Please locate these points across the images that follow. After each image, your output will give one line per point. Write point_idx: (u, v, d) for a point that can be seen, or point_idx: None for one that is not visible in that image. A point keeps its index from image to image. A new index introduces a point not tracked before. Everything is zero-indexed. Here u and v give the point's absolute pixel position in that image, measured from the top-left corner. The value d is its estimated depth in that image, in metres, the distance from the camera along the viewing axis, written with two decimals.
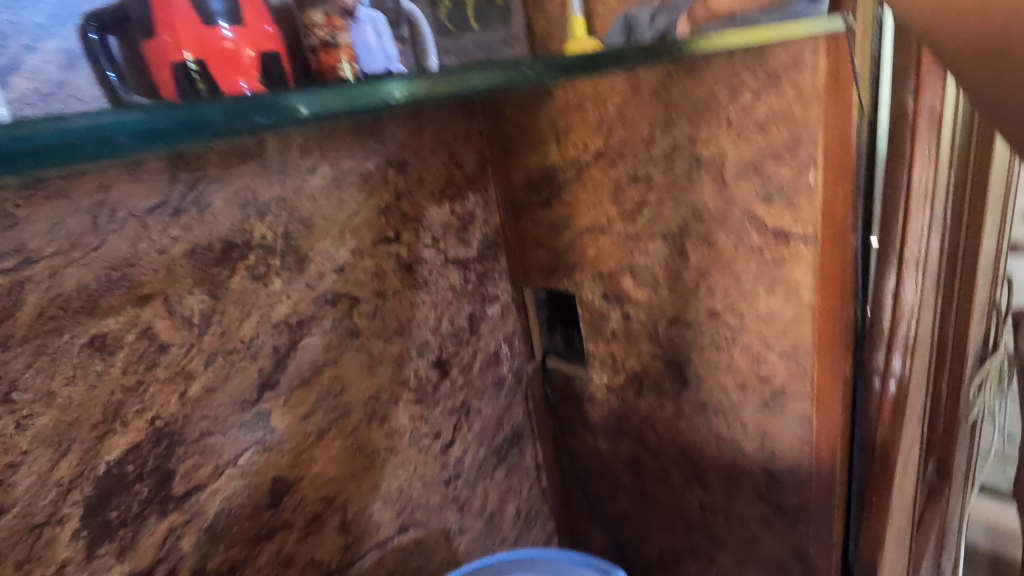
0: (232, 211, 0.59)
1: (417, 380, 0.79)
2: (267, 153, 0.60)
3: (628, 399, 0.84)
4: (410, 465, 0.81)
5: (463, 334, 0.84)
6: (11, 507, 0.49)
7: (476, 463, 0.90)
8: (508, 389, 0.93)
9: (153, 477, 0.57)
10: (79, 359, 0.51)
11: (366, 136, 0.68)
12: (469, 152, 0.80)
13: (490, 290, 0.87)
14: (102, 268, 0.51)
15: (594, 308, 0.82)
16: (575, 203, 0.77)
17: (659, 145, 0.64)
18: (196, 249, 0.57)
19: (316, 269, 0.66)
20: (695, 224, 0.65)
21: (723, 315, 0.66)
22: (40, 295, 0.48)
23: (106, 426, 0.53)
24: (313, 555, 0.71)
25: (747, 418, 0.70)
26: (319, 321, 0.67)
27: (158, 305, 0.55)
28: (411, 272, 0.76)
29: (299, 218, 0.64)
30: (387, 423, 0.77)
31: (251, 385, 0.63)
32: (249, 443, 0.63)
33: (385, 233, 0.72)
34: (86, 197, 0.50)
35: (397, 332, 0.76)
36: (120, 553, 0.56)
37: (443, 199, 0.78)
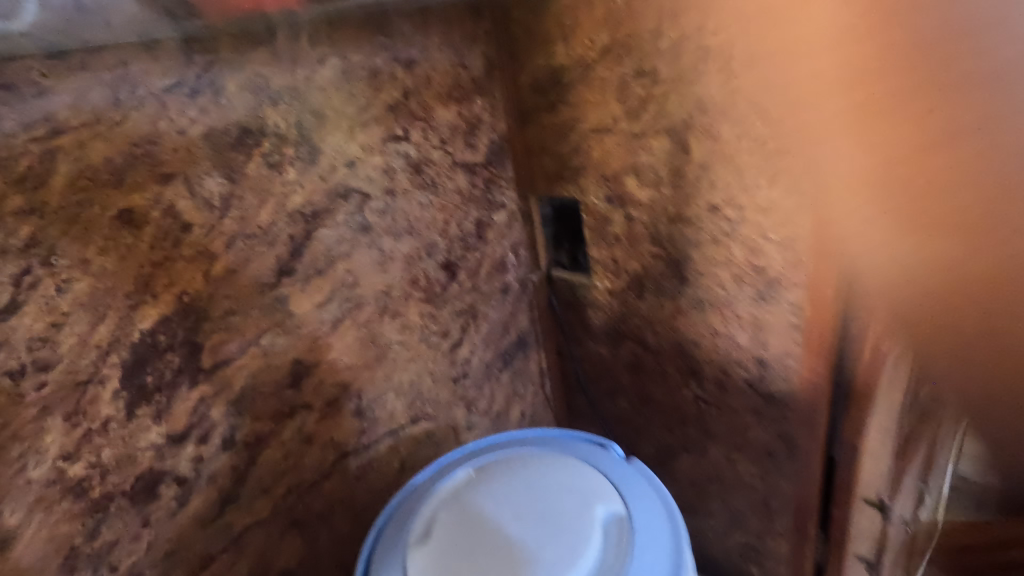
0: (245, 97, 0.60)
1: (427, 279, 0.83)
2: (278, 41, 0.62)
3: (630, 302, 0.87)
4: (421, 361, 0.85)
5: (471, 238, 0.87)
6: (57, 364, 0.53)
7: (483, 365, 0.95)
8: (514, 297, 0.96)
9: (183, 349, 0.61)
10: (110, 231, 0.54)
11: (374, 30, 0.69)
12: (476, 54, 0.80)
13: (496, 197, 0.89)
14: (125, 144, 0.54)
15: (598, 212, 0.84)
16: (581, 104, 0.78)
17: (665, 36, 0.65)
18: (213, 132, 0.59)
19: (327, 162, 0.68)
20: (698, 117, 0.66)
21: (722, 209, 0.68)
22: (70, 164, 0.51)
23: (137, 297, 0.57)
24: (332, 436, 0.77)
25: (742, 312, 0.73)
26: (332, 214, 0.70)
27: (180, 184, 0.58)
28: (419, 173, 0.78)
29: (311, 109, 0.66)
30: (398, 318, 0.80)
31: (270, 271, 0.66)
32: (270, 325, 0.67)
33: (394, 130, 0.74)
34: (106, 72, 0.52)
35: (407, 232, 0.78)
36: (157, 416, 0.61)
37: (451, 101, 0.79)
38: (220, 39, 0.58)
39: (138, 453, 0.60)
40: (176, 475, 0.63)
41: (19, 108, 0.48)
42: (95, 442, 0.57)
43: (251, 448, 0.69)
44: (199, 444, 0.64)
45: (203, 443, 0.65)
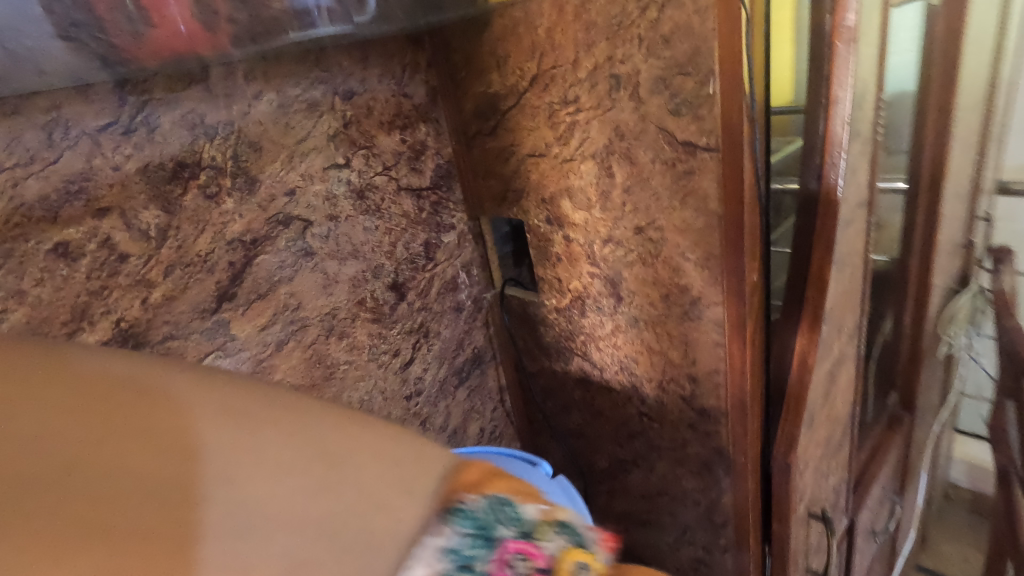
0: (181, 132, 0.63)
1: (374, 300, 0.85)
2: (213, 79, 0.65)
3: (575, 319, 0.89)
4: (371, 380, 0.87)
5: (419, 259, 0.90)
6: None
7: (437, 382, 0.97)
8: (468, 315, 0.99)
9: None
10: (45, 264, 0.57)
11: (311, 65, 0.72)
12: (418, 84, 0.84)
13: (444, 219, 0.92)
14: (59, 181, 0.57)
15: (540, 233, 0.86)
16: (517, 129, 0.80)
17: (583, 66, 0.67)
18: (148, 167, 0.62)
19: (266, 191, 0.71)
20: (619, 143, 0.68)
21: (646, 230, 0.71)
22: (5, 202, 0.54)
23: (74, 325, 0.60)
24: None
25: (672, 328, 0.75)
26: (272, 241, 0.73)
27: (116, 217, 0.61)
28: (363, 198, 0.81)
29: (247, 141, 0.69)
30: (345, 339, 0.83)
31: (209, 297, 0.69)
32: (211, 349, 0.70)
33: (334, 158, 0.77)
34: (41, 115, 0.55)
35: (351, 255, 0.81)
36: None
37: (393, 128, 0.82)
38: (154, 79, 0.61)
39: None
40: None
41: None
42: None
43: None
44: None
45: None
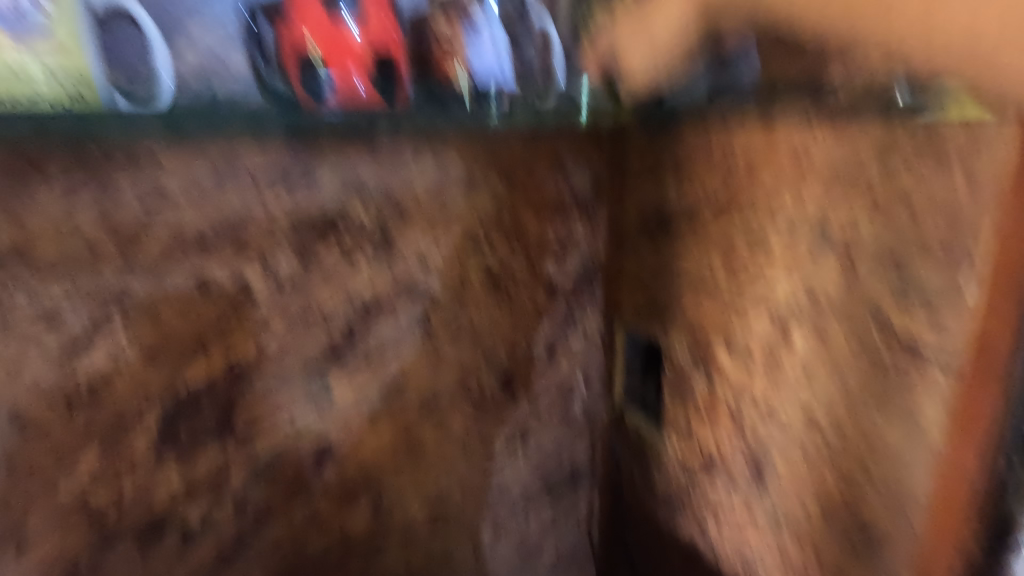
0: (338, 190, 0.63)
1: (481, 390, 0.79)
2: (382, 141, 0.64)
3: (696, 478, 0.75)
4: (454, 470, 0.81)
5: (539, 357, 0.82)
6: (108, 400, 0.58)
7: (523, 489, 0.87)
8: (576, 426, 0.89)
9: (222, 408, 0.64)
10: (186, 293, 0.59)
11: (478, 143, 0.70)
12: (584, 175, 0.77)
13: (577, 319, 0.83)
14: (218, 219, 0.59)
15: (681, 368, 0.74)
16: (683, 252, 0.70)
17: (784, 208, 0.56)
18: (300, 219, 0.62)
19: (403, 260, 0.69)
20: (809, 307, 0.55)
21: (820, 421, 0.56)
22: (168, 230, 0.57)
23: (194, 354, 0.61)
24: (343, 524, 0.75)
25: (827, 552, 0.57)
26: (395, 310, 0.70)
27: (256, 260, 0.61)
28: (497, 284, 0.76)
29: (398, 210, 0.67)
30: (439, 422, 0.77)
31: (321, 352, 0.67)
32: (308, 404, 0.68)
33: (479, 240, 0.73)
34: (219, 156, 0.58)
35: (470, 339, 0.76)
36: (181, 465, 0.64)
37: (548, 217, 0.76)
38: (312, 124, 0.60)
39: (156, 496, 0.63)
40: (183, 524, 0.65)
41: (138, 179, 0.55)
42: (121, 476, 0.61)
43: (259, 518, 0.69)
44: (213, 500, 0.66)
45: (216, 500, 0.66)
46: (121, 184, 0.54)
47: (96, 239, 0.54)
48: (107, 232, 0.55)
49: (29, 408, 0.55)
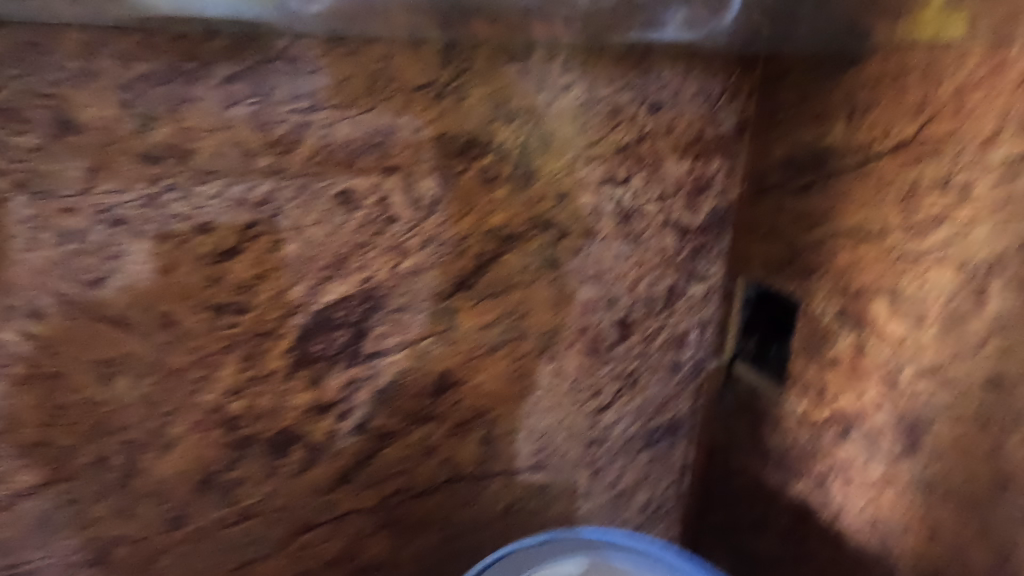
0: (484, 107, 0.59)
1: (597, 332, 0.76)
2: (533, 57, 0.59)
3: (822, 441, 0.72)
4: (562, 412, 0.79)
5: (657, 304, 0.78)
6: (249, 311, 0.58)
7: (623, 437, 0.86)
8: (682, 377, 0.86)
9: (352, 329, 0.63)
10: (329, 206, 0.57)
11: (630, 66, 0.64)
12: (730, 110, 0.71)
13: (700, 267, 0.79)
14: (366, 131, 0.56)
15: (820, 325, 0.70)
16: (842, 198, 0.65)
17: (998, 148, 0.50)
18: (445, 137, 0.59)
19: (539, 189, 0.65)
20: (1016, 260, 0.49)
21: (1010, 389, 0.50)
22: (316, 139, 0.54)
23: (331, 271, 0.59)
24: (452, 456, 0.74)
25: (991, 527, 0.53)
26: (527, 241, 0.67)
27: (398, 178, 0.59)
28: (627, 223, 0.71)
29: (540, 133, 0.63)
30: (554, 363, 0.75)
31: (450, 280, 0.65)
32: (433, 332, 0.67)
33: (615, 174, 0.68)
34: (373, 61, 0.54)
35: (593, 278, 0.73)
36: (311, 382, 0.63)
37: (686, 155, 0.71)
38: (469, 32, 0.56)
39: (286, 411, 0.63)
40: (309, 441, 0.66)
41: (292, 82, 0.52)
42: (256, 389, 0.61)
43: (377, 441, 0.69)
44: (337, 420, 0.66)
45: (340, 419, 0.66)
46: (276, 85, 0.51)
47: (248, 144, 0.52)
48: (258, 136, 0.52)
49: (176, 312, 0.55)
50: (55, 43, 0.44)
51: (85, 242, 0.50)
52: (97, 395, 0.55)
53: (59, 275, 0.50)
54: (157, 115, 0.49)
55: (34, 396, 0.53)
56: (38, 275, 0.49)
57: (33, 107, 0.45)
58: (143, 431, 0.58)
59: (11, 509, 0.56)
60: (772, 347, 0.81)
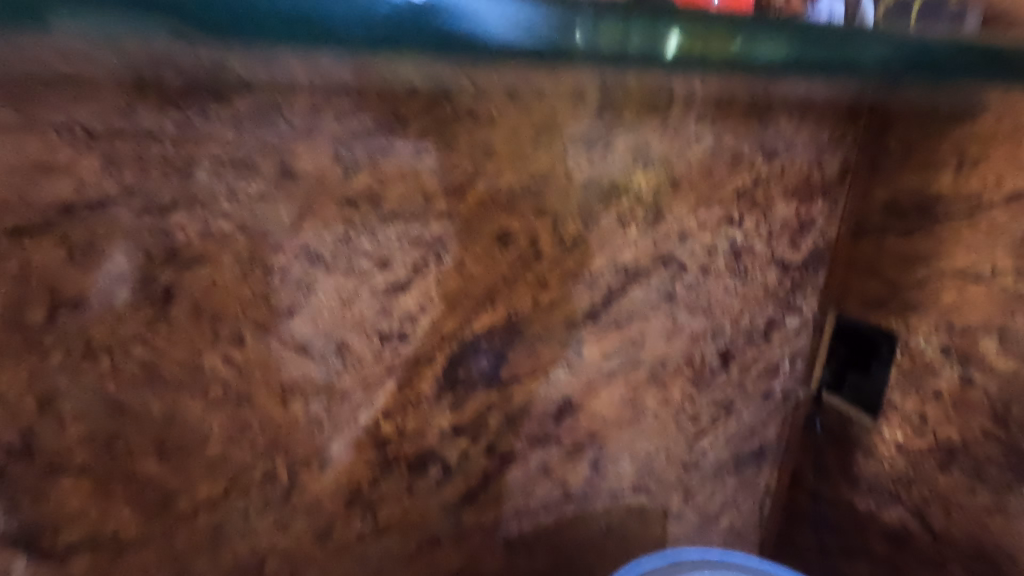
0: (627, 156, 0.65)
1: (701, 361, 0.81)
2: (672, 111, 0.65)
3: (922, 469, 0.76)
4: (665, 437, 0.83)
5: (756, 335, 0.83)
6: (410, 339, 0.63)
7: (716, 461, 0.89)
8: (773, 405, 0.89)
9: (494, 356, 0.67)
10: (488, 244, 0.62)
11: (753, 118, 0.70)
12: (836, 157, 0.77)
13: (797, 301, 0.83)
14: (528, 177, 0.61)
15: (921, 358, 0.75)
16: (951, 241, 0.70)
17: None
18: (591, 182, 0.64)
19: (666, 229, 0.70)
20: None
21: None
22: (485, 184, 0.60)
23: (482, 303, 0.64)
24: (566, 477, 0.78)
25: None
26: (650, 277, 0.72)
27: (547, 220, 0.64)
28: (737, 260, 0.76)
29: (671, 178, 0.68)
30: (662, 389, 0.80)
31: (581, 312, 0.70)
32: (562, 360, 0.71)
33: (731, 215, 0.73)
34: (540, 116, 0.60)
35: (703, 311, 0.77)
36: (454, 406, 0.68)
37: (793, 198, 0.77)
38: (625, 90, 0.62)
39: (429, 432, 0.68)
40: (445, 461, 0.70)
41: (473, 134, 0.58)
42: (407, 411, 0.66)
43: (503, 462, 0.73)
44: (471, 441, 0.70)
45: (474, 441, 0.71)
46: (458, 137, 0.57)
47: (428, 189, 0.58)
48: (437, 181, 0.58)
49: (351, 340, 0.60)
50: (288, 103, 0.51)
51: (287, 277, 0.55)
52: (277, 414, 0.60)
53: (262, 306, 0.55)
54: (360, 165, 0.55)
55: (225, 415, 0.58)
56: (246, 306, 0.55)
57: (265, 159, 0.51)
58: (308, 450, 0.62)
59: (189, 520, 0.60)
60: (850, 375, 0.85)
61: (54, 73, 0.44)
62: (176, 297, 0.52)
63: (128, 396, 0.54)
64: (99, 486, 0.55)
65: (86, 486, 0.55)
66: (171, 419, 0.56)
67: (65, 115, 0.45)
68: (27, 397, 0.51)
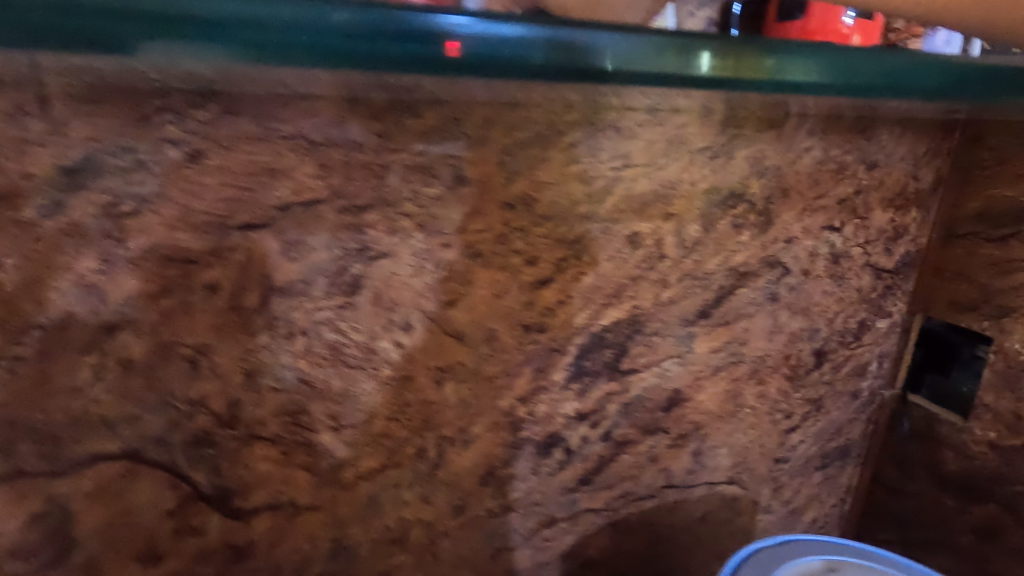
0: (746, 166, 0.71)
1: (797, 360, 0.86)
2: (787, 125, 0.71)
3: (1016, 465, 0.81)
4: (759, 430, 0.88)
5: (849, 336, 0.87)
6: (548, 330, 0.69)
7: (804, 457, 0.94)
8: (859, 404, 0.94)
9: (616, 348, 0.74)
10: (620, 245, 0.68)
11: (858, 132, 0.75)
12: (931, 168, 0.82)
13: (887, 305, 0.88)
14: (659, 184, 0.68)
15: (1018, 359, 0.79)
16: None
17: None
18: (713, 189, 0.70)
19: (774, 233, 0.76)
20: None
21: None
22: (623, 190, 0.66)
23: (611, 299, 0.71)
24: (669, 464, 0.84)
25: None
26: (757, 278, 0.78)
27: (672, 223, 0.70)
28: (836, 264, 0.81)
29: (782, 186, 0.74)
30: (760, 385, 0.85)
31: (695, 309, 0.76)
32: (674, 353, 0.77)
33: (832, 221, 0.79)
34: (674, 129, 0.66)
35: (803, 311, 0.82)
36: (579, 393, 0.74)
37: (890, 206, 0.82)
38: (748, 107, 0.68)
39: (556, 417, 0.74)
40: (567, 444, 0.76)
41: (615, 144, 0.64)
42: (540, 396, 0.72)
43: (615, 448, 0.79)
44: (591, 427, 0.76)
45: (593, 427, 0.77)
46: (604, 147, 0.64)
47: (575, 194, 0.64)
48: (584, 186, 0.64)
49: (499, 329, 0.67)
50: (467, 117, 0.58)
51: (453, 271, 0.62)
52: (432, 395, 0.67)
53: (430, 297, 0.62)
54: (521, 172, 0.61)
55: (390, 394, 0.65)
56: (417, 297, 0.62)
57: (445, 166, 0.58)
58: (454, 429, 0.69)
59: (352, 489, 0.67)
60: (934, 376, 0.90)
61: (288, 91, 0.51)
62: (362, 287, 0.59)
63: (315, 374, 0.61)
64: (284, 454, 0.63)
65: (273, 454, 0.62)
66: (347, 396, 0.63)
67: (293, 127, 0.52)
68: (237, 372, 0.58)
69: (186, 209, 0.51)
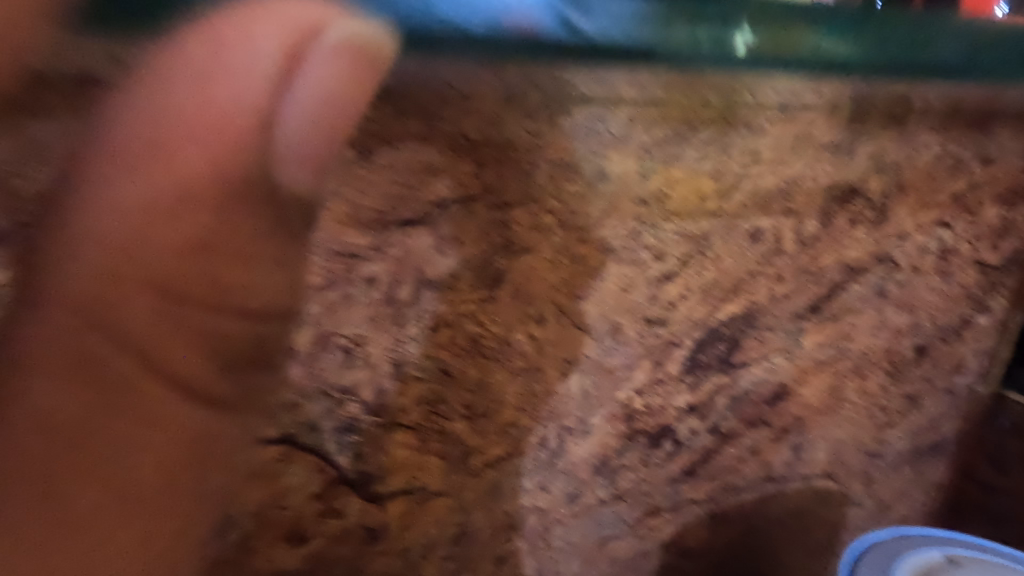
0: (866, 163, 0.71)
1: (899, 355, 0.86)
2: (909, 122, 0.71)
3: None
4: (857, 425, 0.88)
5: (950, 332, 0.87)
6: (668, 323, 0.70)
7: (897, 452, 0.94)
8: (954, 400, 0.93)
9: (729, 342, 0.75)
10: (742, 240, 0.69)
11: (975, 127, 0.75)
12: None
13: (990, 301, 0.88)
14: (783, 181, 0.68)
15: None
16: None
17: None
18: (833, 185, 0.71)
19: (887, 229, 0.76)
20: None
21: None
22: (749, 186, 0.67)
23: (729, 294, 0.72)
24: (770, 457, 0.85)
25: None
26: (867, 273, 0.78)
27: (792, 219, 0.71)
28: (944, 260, 0.81)
29: (899, 182, 0.74)
30: (861, 380, 0.85)
31: (806, 304, 0.76)
32: (783, 348, 0.78)
33: (944, 217, 0.78)
34: (802, 125, 0.66)
35: (908, 307, 0.82)
36: (691, 386, 0.75)
37: (1001, 202, 0.81)
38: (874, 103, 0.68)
39: (669, 409, 0.75)
40: (676, 436, 0.78)
41: (745, 141, 0.65)
42: (656, 388, 0.73)
43: (720, 440, 0.80)
44: (700, 419, 0.78)
45: (702, 419, 0.78)
46: (735, 144, 0.64)
47: (705, 190, 0.65)
48: (713, 183, 0.65)
49: (624, 323, 0.68)
50: (612, 114, 0.59)
51: (586, 266, 0.64)
52: (559, 386, 0.68)
53: (564, 291, 0.64)
54: (656, 168, 0.63)
55: (520, 385, 0.67)
56: (552, 291, 0.64)
57: (588, 164, 0.60)
58: (575, 419, 0.71)
59: (479, 476, 0.69)
60: None
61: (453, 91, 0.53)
62: (503, 281, 0.61)
63: (454, 364, 0.63)
64: (421, 441, 0.65)
65: (411, 441, 0.64)
66: (481, 386, 0.65)
67: (456, 126, 0.54)
68: (385, 362, 0.60)
69: (355, 206, 0.53)
